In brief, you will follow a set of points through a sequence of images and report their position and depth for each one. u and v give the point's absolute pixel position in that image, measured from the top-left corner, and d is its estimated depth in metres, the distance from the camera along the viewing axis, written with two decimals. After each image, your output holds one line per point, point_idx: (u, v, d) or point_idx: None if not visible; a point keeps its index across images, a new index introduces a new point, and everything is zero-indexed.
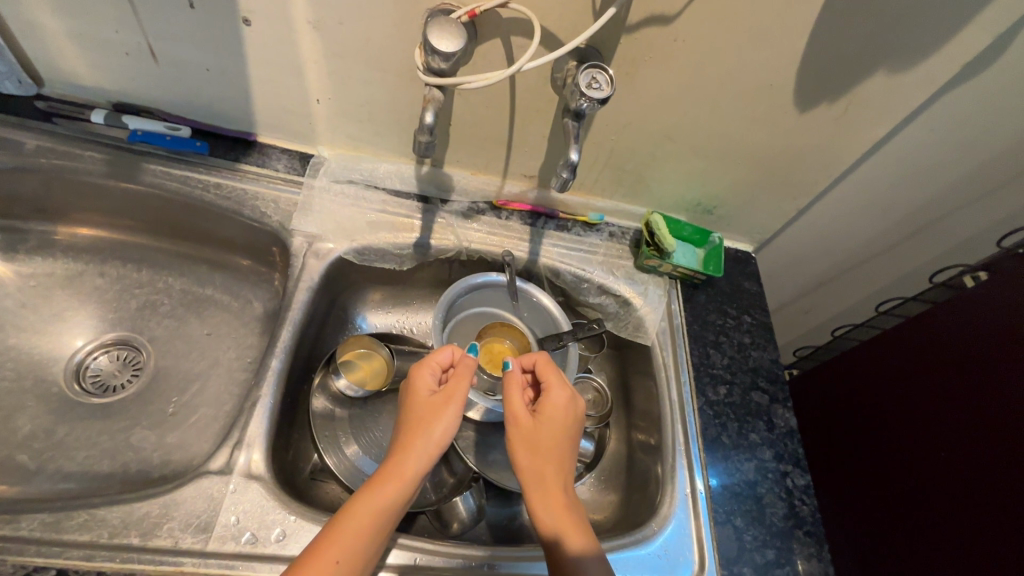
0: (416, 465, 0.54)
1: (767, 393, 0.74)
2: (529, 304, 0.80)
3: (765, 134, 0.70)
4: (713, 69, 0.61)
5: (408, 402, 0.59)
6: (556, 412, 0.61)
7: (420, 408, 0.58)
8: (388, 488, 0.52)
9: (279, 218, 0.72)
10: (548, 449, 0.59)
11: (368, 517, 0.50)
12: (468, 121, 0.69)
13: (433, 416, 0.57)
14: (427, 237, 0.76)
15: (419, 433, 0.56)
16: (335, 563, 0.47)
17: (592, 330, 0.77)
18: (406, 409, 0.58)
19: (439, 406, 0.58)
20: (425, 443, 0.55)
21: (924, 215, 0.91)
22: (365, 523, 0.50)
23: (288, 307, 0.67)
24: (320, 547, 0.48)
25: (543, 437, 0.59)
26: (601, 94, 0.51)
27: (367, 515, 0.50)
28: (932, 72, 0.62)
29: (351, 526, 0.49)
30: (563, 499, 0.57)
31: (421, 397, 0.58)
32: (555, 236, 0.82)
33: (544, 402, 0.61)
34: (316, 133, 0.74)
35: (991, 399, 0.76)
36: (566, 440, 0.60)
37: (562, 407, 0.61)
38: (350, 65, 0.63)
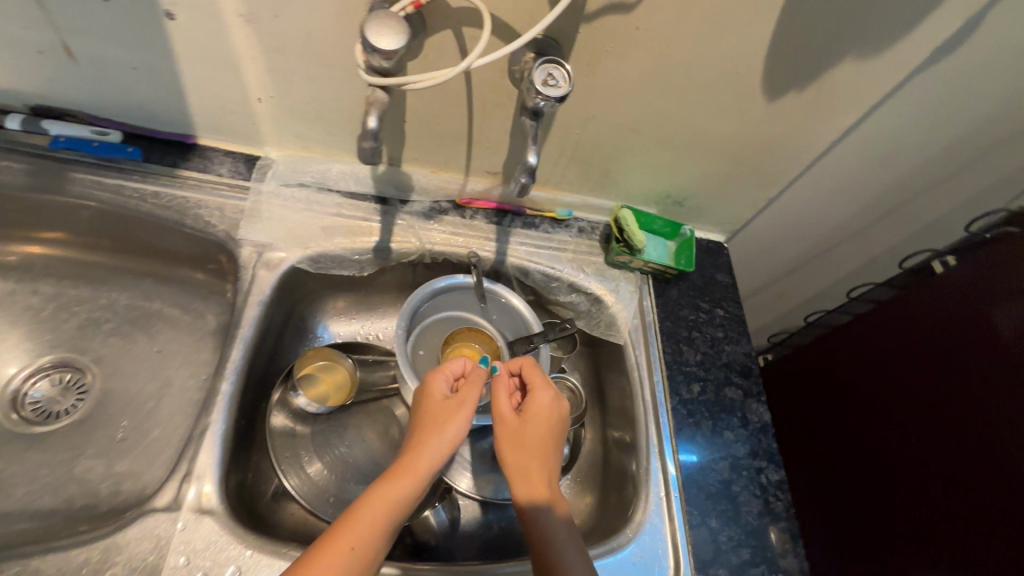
0: (434, 462, 0.54)
1: (741, 388, 0.74)
2: (498, 307, 0.77)
3: (734, 124, 0.67)
4: (678, 59, 0.58)
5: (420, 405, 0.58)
6: (548, 413, 0.60)
7: (437, 410, 0.57)
8: (403, 484, 0.52)
9: (226, 227, 0.67)
10: (535, 450, 0.57)
11: (382, 509, 0.50)
12: (424, 118, 0.65)
13: (448, 416, 0.56)
14: (387, 241, 0.72)
15: (436, 430, 0.55)
16: (349, 550, 0.47)
17: (564, 331, 0.74)
18: (417, 412, 0.58)
19: (456, 410, 0.57)
20: (442, 440, 0.55)
21: (894, 198, 0.91)
22: (377, 516, 0.49)
23: (238, 324, 0.62)
24: (334, 535, 0.47)
25: (529, 438, 0.58)
26: (559, 92, 0.48)
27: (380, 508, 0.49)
28: (901, 58, 0.60)
29: (367, 515, 0.49)
30: (550, 504, 0.55)
31: (434, 400, 0.58)
32: (523, 234, 0.79)
33: (528, 404, 0.60)
34: (262, 134, 0.69)
35: (960, 387, 0.77)
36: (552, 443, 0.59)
37: (552, 408, 0.60)
38: (291, 61, 0.58)
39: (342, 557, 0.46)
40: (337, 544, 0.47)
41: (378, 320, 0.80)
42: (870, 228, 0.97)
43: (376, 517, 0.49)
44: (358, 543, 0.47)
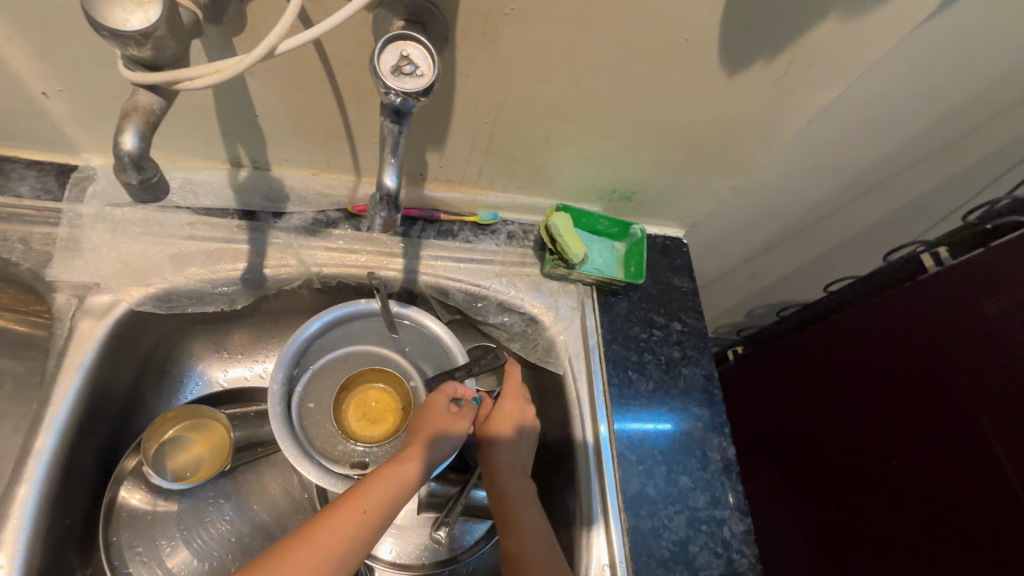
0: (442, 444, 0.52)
1: (701, 420, 0.62)
2: (412, 335, 0.62)
3: (686, 104, 0.53)
4: (606, 25, 0.43)
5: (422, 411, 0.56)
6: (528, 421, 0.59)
7: (442, 408, 0.55)
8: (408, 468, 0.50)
9: (32, 265, 0.51)
10: (508, 454, 0.58)
11: (388, 492, 0.48)
12: (279, 110, 0.49)
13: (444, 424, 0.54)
14: (258, 267, 0.57)
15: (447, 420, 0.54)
16: (361, 514, 0.46)
17: (495, 361, 0.59)
18: (418, 416, 0.55)
19: (463, 414, 0.56)
20: (452, 427, 0.54)
21: (880, 175, 0.77)
22: (382, 499, 0.47)
23: (47, 400, 0.47)
24: (344, 504, 0.46)
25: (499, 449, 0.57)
26: (419, 84, 0.33)
27: (383, 494, 0.47)
28: (898, 14, 0.46)
29: (380, 483, 0.48)
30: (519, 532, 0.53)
31: (437, 405, 0.55)
32: (438, 246, 0.64)
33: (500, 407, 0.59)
34: (70, 137, 0.52)
35: (950, 405, 0.66)
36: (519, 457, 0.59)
37: (526, 413, 0.60)
38: (61, 39, 0.41)
39: (351, 521, 0.45)
40: (346, 510, 0.46)
41: (268, 356, 0.67)
42: (851, 209, 0.85)
43: (386, 487, 0.48)
44: (371, 510, 0.46)
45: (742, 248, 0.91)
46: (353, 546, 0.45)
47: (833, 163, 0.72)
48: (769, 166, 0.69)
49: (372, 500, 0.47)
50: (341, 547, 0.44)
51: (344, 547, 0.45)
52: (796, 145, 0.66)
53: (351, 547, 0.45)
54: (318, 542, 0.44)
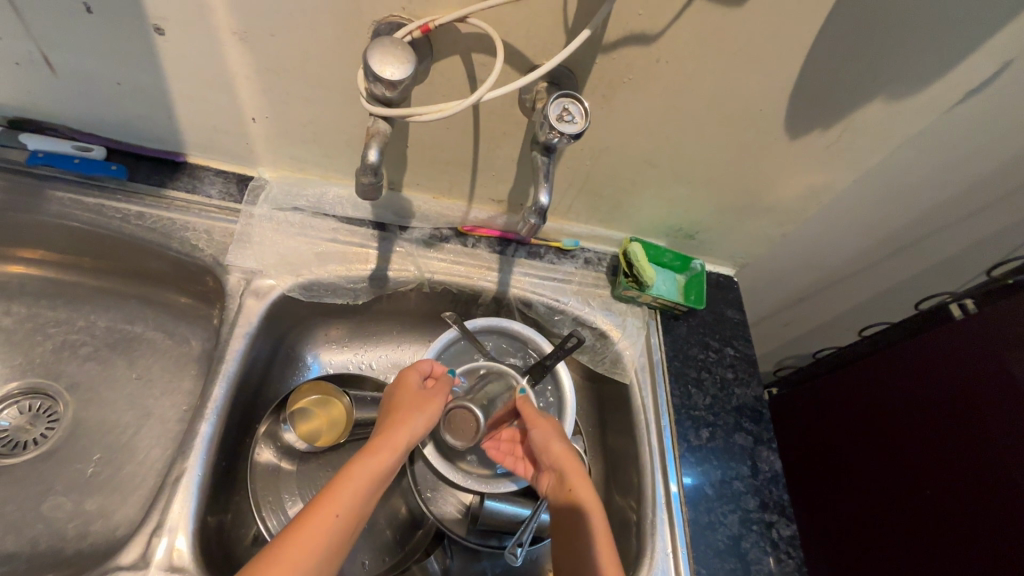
0: (412, 433, 0.55)
1: (751, 434, 0.70)
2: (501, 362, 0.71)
3: (753, 161, 0.64)
4: (699, 96, 0.55)
5: (395, 397, 0.59)
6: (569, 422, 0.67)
7: (413, 395, 0.59)
8: (382, 458, 0.52)
9: (213, 252, 0.64)
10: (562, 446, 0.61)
11: (366, 481, 0.50)
12: (428, 145, 0.61)
13: (414, 409, 0.57)
14: (384, 269, 0.69)
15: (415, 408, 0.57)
16: (334, 516, 0.46)
17: (573, 343, 0.69)
18: (392, 401, 0.58)
19: (434, 396, 0.60)
20: (420, 415, 0.57)
21: (912, 234, 0.87)
22: (354, 494, 0.48)
23: (222, 357, 0.59)
24: (319, 505, 0.47)
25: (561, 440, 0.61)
26: (574, 129, 0.46)
27: (361, 484, 0.49)
28: (931, 99, 0.57)
29: (352, 483, 0.49)
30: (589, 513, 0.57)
31: (411, 392, 0.59)
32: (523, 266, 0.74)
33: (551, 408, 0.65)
34: (256, 155, 0.65)
35: (977, 438, 0.73)
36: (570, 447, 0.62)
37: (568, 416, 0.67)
38: (287, 81, 0.54)
39: (325, 521, 0.46)
40: (316, 514, 0.46)
41: (371, 348, 0.76)
42: (885, 265, 0.94)
43: (356, 482, 0.49)
44: (342, 510, 0.47)
45: (782, 294, 1.00)
46: (330, 551, 0.45)
47: (870, 222, 0.82)
48: (815, 219, 0.79)
49: (343, 504, 0.47)
50: (314, 555, 0.44)
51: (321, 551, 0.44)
52: (840, 203, 0.76)
53: (331, 547, 0.45)
54: (289, 551, 0.43)
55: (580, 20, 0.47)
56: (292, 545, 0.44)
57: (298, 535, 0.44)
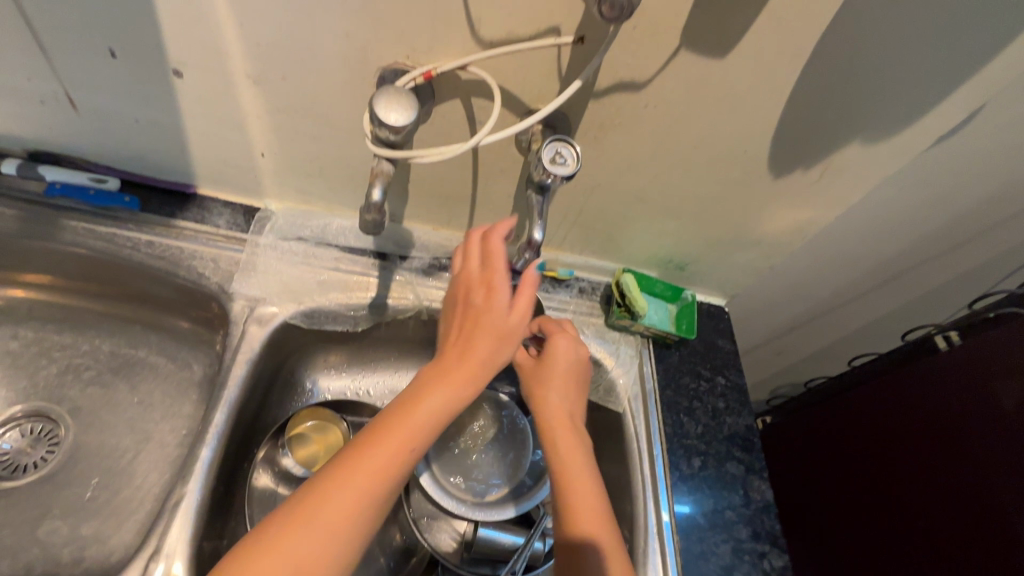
0: (493, 365, 0.50)
1: (743, 463, 0.71)
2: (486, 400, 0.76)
3: (740, 197, 0.67)
4: (686, 138, 0.58)
5: (480, 312, 0.51)
6: (580, 356, 0.62)
7: (498, 316, 0.51)
8: (457, 397, 0.47)
9: (219, 279, 0.66)
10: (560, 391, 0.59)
11: (435, 423, 0.46)
12: (428, 180, 0.64)
13: (494, 342, 0.50)
14: (383, 297, 0.71)
15: (503, 334, 0.50)
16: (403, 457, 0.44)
17: None
18: (476, 318, 0.51)
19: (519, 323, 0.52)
20: (503, 344, 0.51)
21: (898, 267, 0.90)
22: (421, 438, 0.45)
23: (224, 383, 0.61)
24: (385, 444, 0.43)
25: (551, 380, 0.59)
26: (566, 171, 0.49)
27: (427, 430, 0.46)
28: (906, 143, 0.61)
29: (417, 424, 0.45)
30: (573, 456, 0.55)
31: (497, 314, 0.51)
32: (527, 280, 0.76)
33: (551, 342, 0.61)
34: (263, 187, 0.68)
35: (968, 470, 0.74)
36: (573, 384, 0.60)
37: (578, 349, 0.61)
38: (296, 120, 0.57)
39: (396, 457, 0.43)
40: (388, 442, 0.43)
41: (369, 374, 0.78)
42: (873, 296, 0.96)
43: (432, 418, 0.46)
44: (415, 446, 0.45)
45: (774, 323, 1.02)
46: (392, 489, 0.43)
47: (855, 254, 0.85)
48: (802, 252, 0.82)
49: (410, 446, 0.44)
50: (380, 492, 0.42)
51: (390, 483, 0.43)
52: (825, 237, 0.79)
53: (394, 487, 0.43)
54: (362, 483, 0.41)
55: (572, 69, 0.50)
56: (356, 482, 0.41)
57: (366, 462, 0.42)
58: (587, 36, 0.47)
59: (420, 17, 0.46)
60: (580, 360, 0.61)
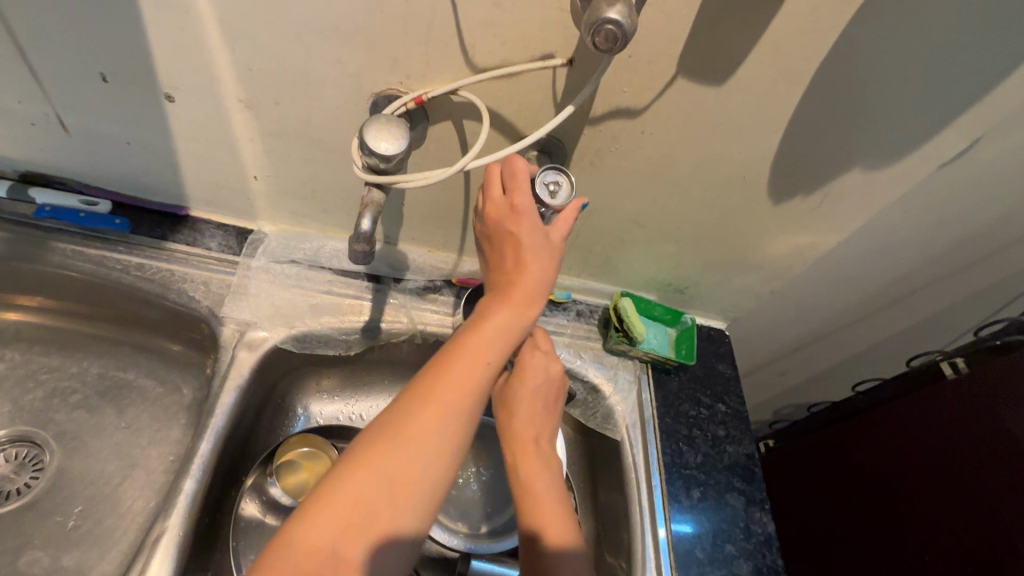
0: (547, 286, 0.48)
1: (743, 494, 0.69)
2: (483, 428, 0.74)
3: (739, 221, 0.66)
4: (683, 164, 0.57)
5: (513, 228, 0.47)
6: (550, 374, 0.57)
7: (534, 232, 0.47)
8: (515, 310, 0.46)
9: (210, 302, 0.65)
10: (527, 411, 0.55)
11: (501, 335, 0.45)
12: (423, 203, 0.63)
13: (537, 256, 0.47)
14: (377, 320, 0.70)
15: (554, 254, 0.48)
16: (481, 365, 0.44)
17: None
18: (510, 236, 0.47)
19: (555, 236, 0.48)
20: (550, 262, 0.48)
21: (901, 290, 0.88)
22: (487, 349, 0.44)
23: (211, 411, 0.59)
24: (458, 358, 0.43)
25: (518, 400, 0.55)
26: (565, 196, 0.49)
27: (493, 344, 0.45)
28: (907, 170, 0.60)
29: (480, 340, 0.44)
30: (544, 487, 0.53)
31: (531, 229, 0.47)
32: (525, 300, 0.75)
33: (522, 359, 0.56)
34: (256, 210, 0.67)
35: (975, 502, 0.72)
36: (544, 402, 0.57)
37: (550, 368, 0.56)
38: (289, 144, 0.57)
39: (473, 375, 0.43)
40: (462, 359, 0.43)
41: (362, 399, 0.76)
42: (877, 320, 0.94)
43: (501, 332, 0.45)
44: (490, 359, 0.44)
45: (776, 345, 1.00)
46: (471, 400, 0.43)
47: (858, 278, 0.84)
48: (804, 276, 0.81)
49: (480, 356, 0.44)
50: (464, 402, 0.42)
51: (469, 403, 0.43)
52: (827, 261, 0.78)
53: (474, 396, 0.43)
54: (444, 400, 0.41)
55: (567, 95, 0.49)
56: (432, 394, 0.42)
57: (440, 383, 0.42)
58: (582, 64, 0.46)
59: (412, 45, 0.46)
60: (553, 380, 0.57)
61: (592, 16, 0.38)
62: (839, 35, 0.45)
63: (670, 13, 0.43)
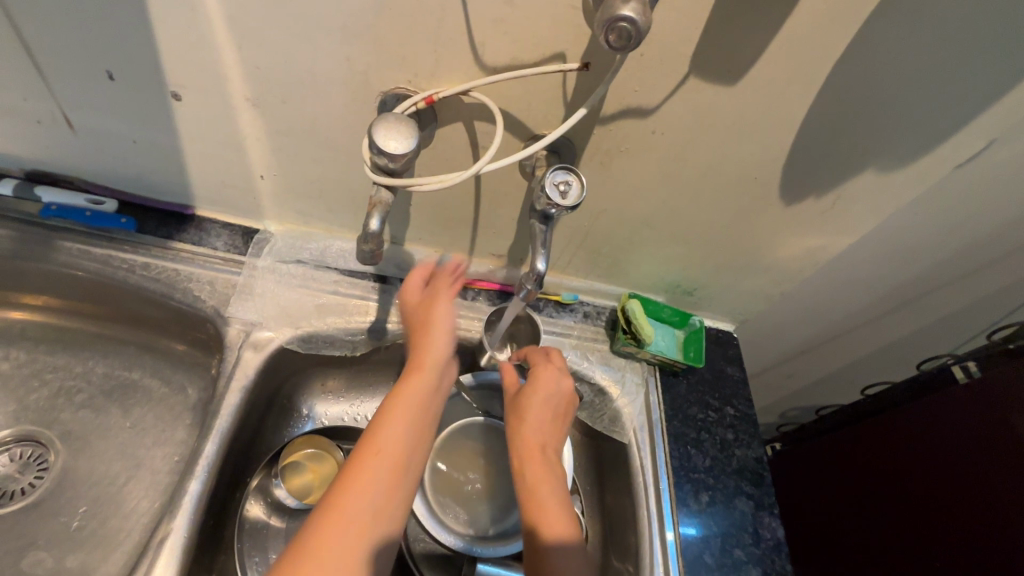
0: (441, 340, 0.59)
1: (752, 499, 0.68)
2: (488, 430, 0.73)
3: (749, 223, 0.65)
4: (694, 164, 0.57)
5: (404, 310, 0.61)
6: (561, 388, 0.61)
7: (420, 305, 0.61)
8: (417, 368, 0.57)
9: (215, 302, 0.65)
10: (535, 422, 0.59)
11: (409, 396, 0.55)
12: (431, 204, 0.63)
13: (427, 319, 0.59)
14: (383, 321, 0.69)
15: (441, 306, 0.60)
16: (398, 422, 0.53)
17: None
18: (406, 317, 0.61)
19: (437, 294, 0.61)
20: (442, 319, 0.59)
21: (912, 292, 0.87)
22: (400, 409, 0.54)
23: (216, 412, 0.59)
24: (375, 424, 0.53)
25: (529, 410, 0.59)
26: (576, 189, 0.48)
27: (403, 402, 0.54)
28: (922, 171, 0.59)
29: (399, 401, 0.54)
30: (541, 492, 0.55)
31: (413, 300, 0.61)
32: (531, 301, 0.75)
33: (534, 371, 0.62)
34: (263, 209, 0.67)
35: (987, 509, 0.71)
36: (551, 414, 0.61)
37: (561, 382, 0.61)
38: (296, 143, 0.56)
39: (388, 438, 0.51)
40: (380, 422, 0.53)
41: (367, 399, 0.75)
42: (887, 323, 0.93)
43: (411, 388, 0.56)
44: (402, 419, 0.53)
45: (784, 347, 1.00)
46: (385, 460, 0.50)
47: (868, 280, 0.83)
48: (813, 278, 0.80)
49: (394, 417, 0.53)
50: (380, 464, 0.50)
51: (386, 462, 0.50)
52: (837, 263, 0.77)
53: (386, 454, 0.50)
54: (364, 465, 0.49)
55: (578, 95, 0.49)
56: (357, 463, 0.50)
57: (361, 470, 0.49)
58: (594, 62, 0.46)
59: (421, 44, 0.45)
60: (562, 395, 0.61)
61: (606, 14, 0.37)
62: (856, 33, 0.44)
63: (684, 11, 0.42)
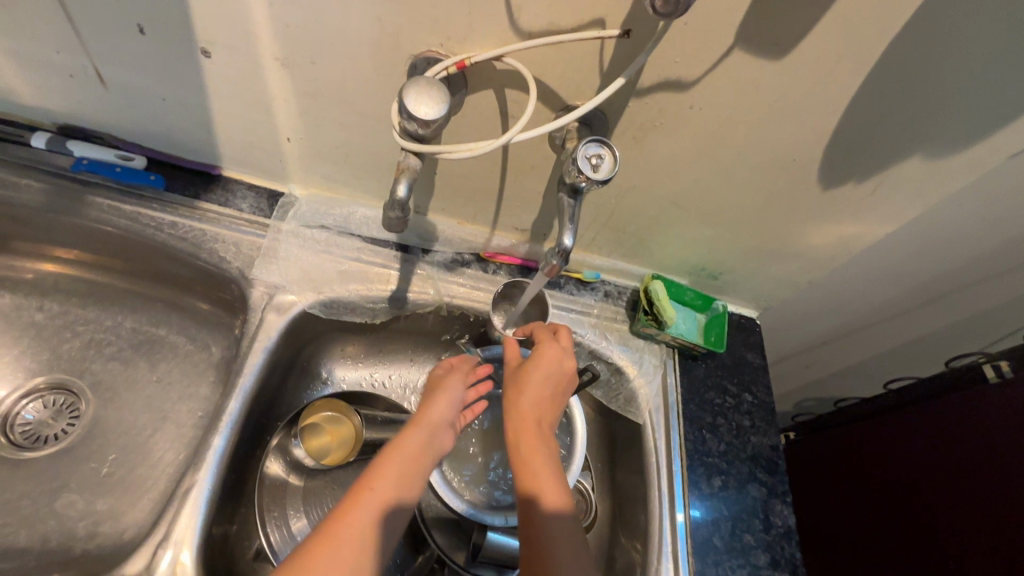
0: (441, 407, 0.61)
1: (766, 485, 0.68)
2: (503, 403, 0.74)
3: (783, 207, 0.63)
4: (731, 144, 0.55)
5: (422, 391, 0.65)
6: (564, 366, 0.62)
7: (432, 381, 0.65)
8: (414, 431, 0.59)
9: (240, 264, 0.66)
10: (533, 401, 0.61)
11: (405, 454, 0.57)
12: (457, 175, 0.62)
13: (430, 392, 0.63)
14: (404, 290, 0.70)
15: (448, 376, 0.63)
16: (390, 477, 0.55)
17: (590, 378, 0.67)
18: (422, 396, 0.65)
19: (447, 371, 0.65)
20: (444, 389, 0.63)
21: (946, 287, 0.84)
22: (394, 461, 0.56)
23: (239, 371, 0.60)
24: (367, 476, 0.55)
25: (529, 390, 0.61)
26: (608, 161, 0.47)
27: (396, 458, 0.56)
28: (972, 159, 0.56)
29: (395, 457, 0.56)
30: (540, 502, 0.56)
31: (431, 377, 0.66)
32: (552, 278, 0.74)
33: (539, 348, 0.62)
34: (288, 172, 0.67)
35: (1006, 509, 0.70)
36: (551, 405, 0.62)
37: (564, 360, 0.62)
38: (324, 107, 0.55)
39: (378, 488, 0.53)
40: (373, 475, 0.55)
41: (386, 366, 0.77)
42: (917, 317, 0.90)
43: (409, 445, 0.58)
44: (393, 473, 0.55)
45: (807, 336, 0.98)
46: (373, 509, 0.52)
47: (901, 271, 0.80)
48: (844, 267, 0.77)
49: (385, 471, 0.55)
50: (367, 517, 0.51)
51: (373, 511, 0.52)
52: (871, 253, 0.74)
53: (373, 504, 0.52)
54: (351, 513, 0.51)
55: (615, 65, 0.47)
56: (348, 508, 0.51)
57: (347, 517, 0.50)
58: (635, 30, 0.44)
59: (455, 7, 0.44)
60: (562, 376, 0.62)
61: None
62: (917, 9, 0.41)
63: None
